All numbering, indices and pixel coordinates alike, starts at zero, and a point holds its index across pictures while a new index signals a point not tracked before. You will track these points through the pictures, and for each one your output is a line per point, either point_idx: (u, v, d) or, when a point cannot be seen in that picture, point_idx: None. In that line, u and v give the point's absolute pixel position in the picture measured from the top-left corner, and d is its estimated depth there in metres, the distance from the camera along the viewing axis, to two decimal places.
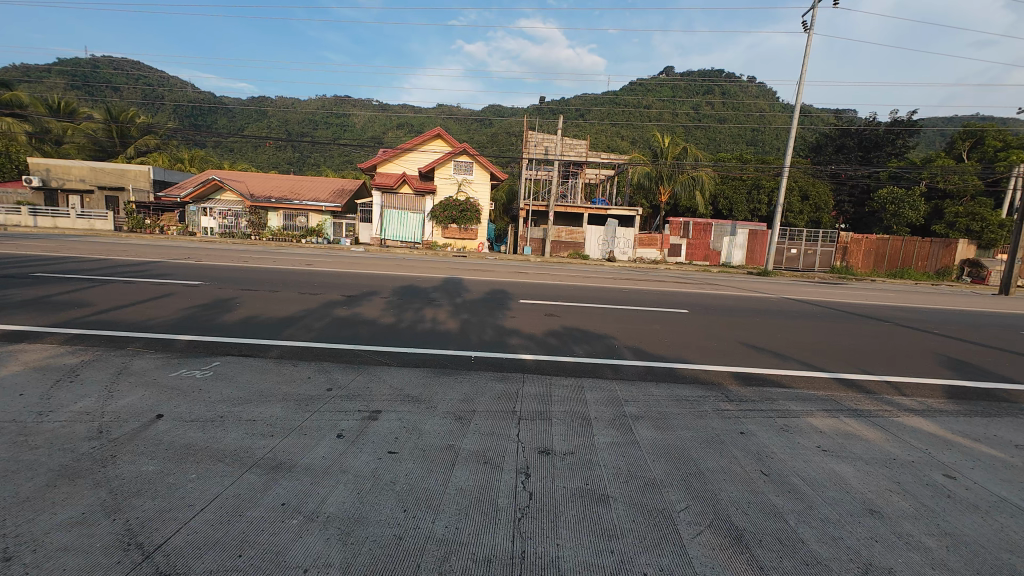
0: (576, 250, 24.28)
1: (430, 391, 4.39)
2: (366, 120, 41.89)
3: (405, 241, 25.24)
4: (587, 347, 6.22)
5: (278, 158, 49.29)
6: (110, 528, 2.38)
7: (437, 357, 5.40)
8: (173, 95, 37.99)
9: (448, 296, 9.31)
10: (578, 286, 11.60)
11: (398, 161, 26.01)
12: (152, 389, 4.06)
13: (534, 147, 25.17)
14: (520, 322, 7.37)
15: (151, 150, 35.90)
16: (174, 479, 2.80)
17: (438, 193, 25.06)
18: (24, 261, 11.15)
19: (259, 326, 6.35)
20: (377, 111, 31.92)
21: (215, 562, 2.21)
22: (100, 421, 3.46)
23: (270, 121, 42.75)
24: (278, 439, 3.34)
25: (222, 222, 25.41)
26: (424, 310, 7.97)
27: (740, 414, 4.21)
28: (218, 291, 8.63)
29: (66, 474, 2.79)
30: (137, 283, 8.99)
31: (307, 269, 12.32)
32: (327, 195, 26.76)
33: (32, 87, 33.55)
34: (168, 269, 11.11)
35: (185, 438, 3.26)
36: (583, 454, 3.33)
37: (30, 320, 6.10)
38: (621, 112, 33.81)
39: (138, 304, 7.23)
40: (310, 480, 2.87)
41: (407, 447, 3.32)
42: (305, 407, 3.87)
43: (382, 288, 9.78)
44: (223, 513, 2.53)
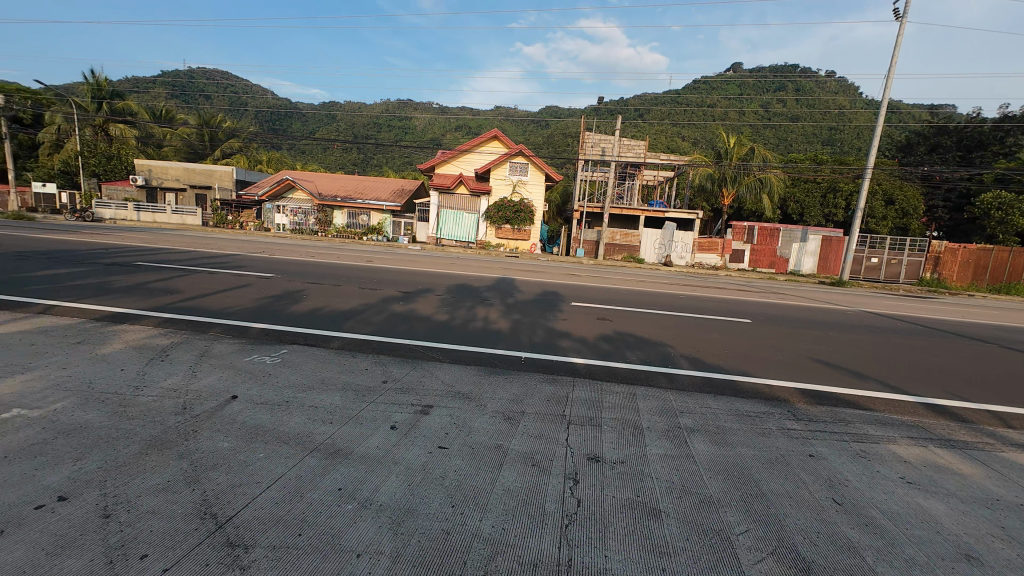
0: (630, 253, 23.68)
1: (480, 389, 4.44)
2: (426, 123, 43.27)
3: (460, 241, 25.74)
4: (641, 353, 6.03)
5: (344, 159, 52.06)
6: (190, 497, 2.59)
7: (488, 357, 5.45)
8: (255, 101, 41.37)
9: (500, 296, 9.38)
10: (632, 291, 11.33)
11: (456, 161, 26.65)
12: (228, 371, 4.43)
13: (590, 148, 24.84)
14: (572, 325, 7.31)
15: (235, 152, 39.19)
16: (245, 456, 3.02)
17: (493, 194, 25.40)
18: (127, 251, 12.57)
19: (322, 318, 6.74)
20: (438, 112, 32.82)
21: (278, 537, 2.35)
22: (184, 397, 3.82)
23: (338, 124, 45.63)
24: (336, 426, 3.51)
25: (293, 218, 27.25)
26: (476, 308, 8.11)
27: (809, 435, 3.89)
28: (288, 283, 9.26)
29: (155, 443, 3.10)
30: (218, 274, 9.85)
31: (367, 265, 12.91)
32: (388, 195, 27.98)
33: (142, 97, 37.91)
34: (247, 261, 12.11)
35: (256, 419, 3.52)
36: (633, 464, 3.23)
37: (131, 304, 6.87)
38: (682, 111, 32.69)
39: (220, 293, 7.93)
40: (365, 468, 2.99)
41: (456, 444, 3.37)
42: (361, 397, 4.04)
43: (436, 286, 10.07)
44: (286, 493, 2.69)
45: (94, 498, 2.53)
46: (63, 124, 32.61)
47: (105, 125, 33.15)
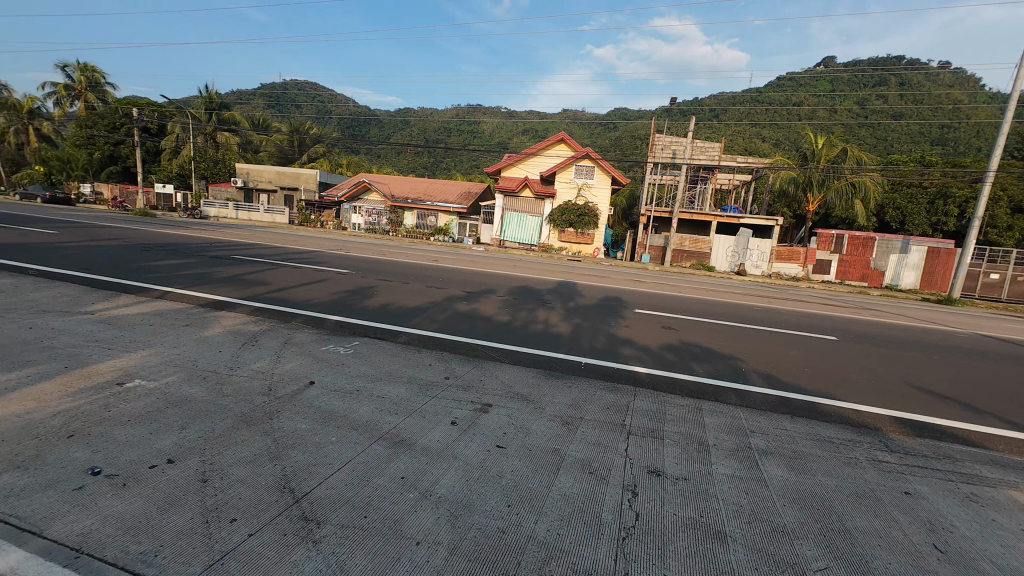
0: (699, 260, 22.55)
1: (539, 391, 4.44)
2: (494, 127, 44.13)
3: (522, 243, 25.95)
4: (709, 366, 5.72)
5: (416, 163, 54.45)
6: (273, 470, 2.85)
7: (547, 360, 5.44)
8: (339, 109, 44.56)
9: (561, 300, 9.34)
10: (701, 300, 10.78)
11: (522, 165, 26.91)
12: (308, 358, 4.81)
13: (660, 151, 24.04)
14: (635, 333, 7.09)
15: (319, 156, 42.47)
16: (319, 438, 3.25)
17: (558, 197, 25.36)
18: (228, 246, 14.07)
19: (391, 313, 7.10)
20: (506, 117, 33.37)
21: (347, 517, 2.50)
22: (270, 380, 4.20)
23: (412, 129, 47.84)
24: (401, 418, 3.68)
25: (368, 218, 28.98)
26: (537, 311, 8.13)
27: (904, 470, 3.47)
28: (361, 279, 9.87)
29: (245, 419, 3.43)
30: (302, 268, 10.73)
31: (433, 264, 13.42)
32: (455, 197, 28.88)
33: (244, 107, 42.28)
34: (326, 257, 13.07)
35: (330, 404, 3.79)
36: (697, 482, 3.06)
37: (229, 293, 7.68)
38: (763, 111, 30.59)
39: (302, 286, 8.63)
40: (426, 460, 3.11)
41: (513, 444, 3.40)
42: (424, 391, 4.21)
43: (499, 287, 10.23)
44: (354, 476, 2.86)
45: (195, 464, 2.85)
46: (181, 133, 37.21)
47: (214, 133, 37.36)
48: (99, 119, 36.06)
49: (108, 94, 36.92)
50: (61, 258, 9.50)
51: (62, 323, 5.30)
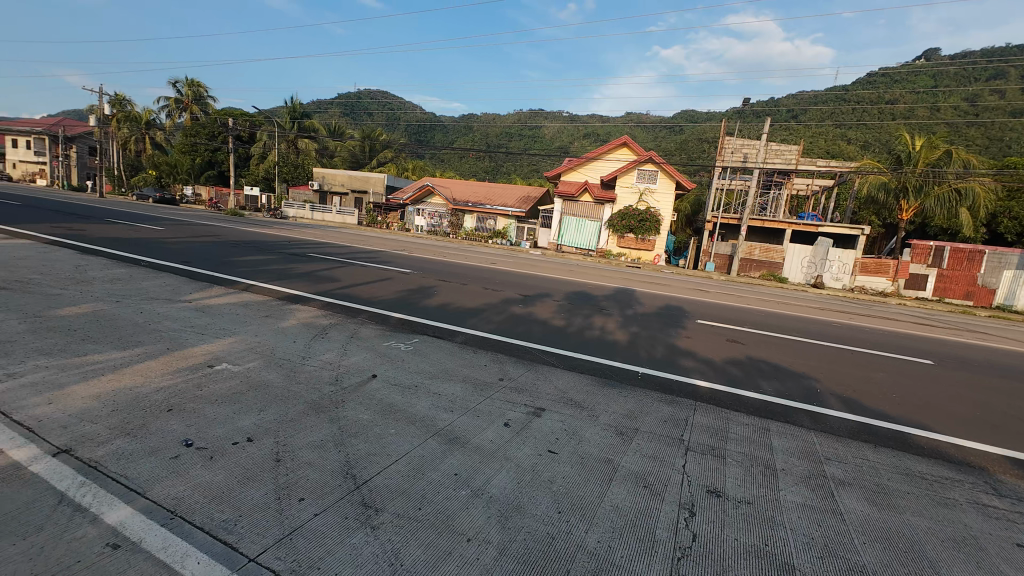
0: (770, 271, 21.12)
1: (593, 399, 4.37)
2: (555, 131, 44.10)
3: (580, 248, 25.68)
4: (778, 385, 5.32)
5: (477, 168, 55.65)
6: (336, 456, 3.03)
7: (602, 367, 5.33)
8: (407, 116, 46.62)
9: (618, 307, 9.12)
10: (772, 313, 10.05)
11: (582, 169, 26.70)
12: (371, 353, 5.07)
13: (730, 154, 22.80)
14: (697, 345, 6.76)
15: (387, 161, 44.67)
16: (380, 430, 3.41)
17: (618, 202, 24.87)
18: (305, 244, 15.20)
19: (449, 313, 7.30)
20: (568, 121, 33.22)
21: (402, 507, 2.60)
22: (337, 371, 4.47)
23: (474, 134, 48.96)
24: (456, 415, 3.77)
25: (430, 221, 30.04)
26: (593, 317, 8.00)
27: (1015, 518, 3.02)
28: (422, 279, 10.24)
29: (314, 407, 3.68)
30: (369, 267, 11.35)
31: (491, 267, 13.64)
32: (514, 201, 29.21)
33: (323, 116, 45.48)
34: (391, 257, 13.72)
35: (391, 398, 3.96)
36: (763, 508, 2.86)
37: (304, 288, 8.28)
38: (850, 110, 28.06)
39: (368, 284, 9.11)
40: (479, 458, 3.16)
41: (566, 450, 3.37)
42: (478, 391, 4.28)
43: (555, 291, 10.19)
44: (410, 469, 2.97)
45: (271, 444, 3.09)
46: (267, 140, 40.79)
47: (296, 140, 40.55)
48: (201, 128, 40.40)
49: (210, 106, 41.25)
50: (166, 251, 10.72)
51: (165, 309, 5.97)
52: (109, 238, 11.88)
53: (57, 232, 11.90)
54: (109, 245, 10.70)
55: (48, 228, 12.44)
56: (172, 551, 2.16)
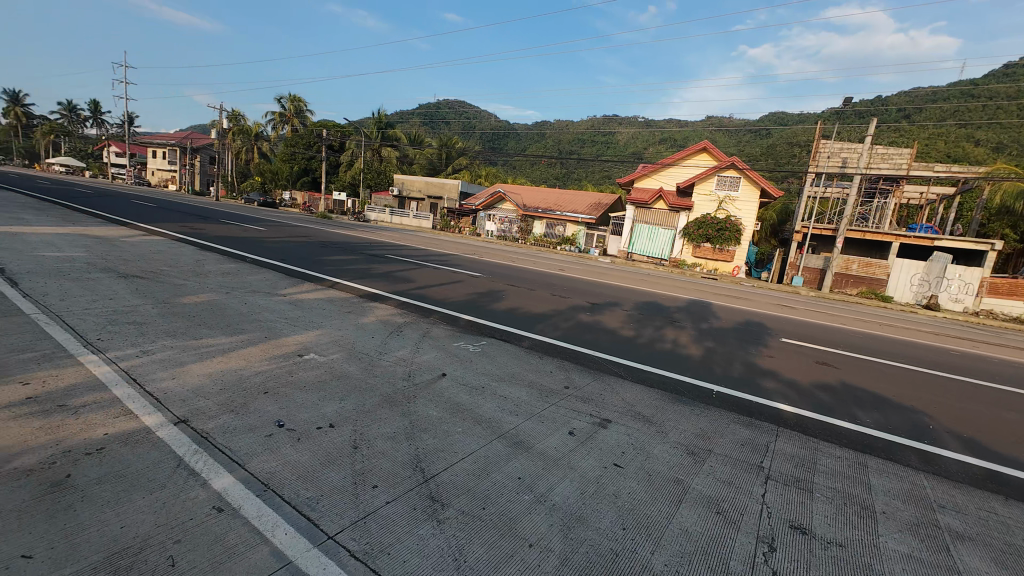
0: (870, 288, 18.92)
1: (663, 415, 4.18)
2: (629, 137, 43.04)
3: (652, 257, 24.82)
4: (879, 416, 4.73)
5: (548, 174, 55.84)
6: (407, 449, 3.17)
7: (672, 382, 5.10)
8: (482, 125, 48.04)
9: (692, 320, 8.66)
10: (873, 335, 8.97)
11: (657, 176, 25.83)
12: (442, 352, 5.27)
13: (825, 159, 20.80)
14: (781, 365, 6.22)
15: (461, 168, 46.33)
16: (447, 428, 3.52)
17: (695, 210, 23.68)
18: (384, 246, 16.18)
19: (517, 318, 7.38)
20: (644, 126, 32.28)
21: (467, 505, 2.66)
22: (410, 368, 4.70)
23: (547, 141, 49.21)
24: (521, 420, 3.79)
25: (500, 226, 30.66)
26: (665, 329, 7.67)
27: None
28: (492, 283, 10.47)
29: (388, 400, 3.89)
30: (442, 269, 11.83)
31: (559, 273, 13.60)
32: (584, 208, 28.93)
33: (405, 125, 48.29)
34: (462, 261, 14.19)
35: (459, 397, 4.09)
36: (857, 554, 2.56)
37: (383, 287, 8.80)
38: (980, 107, 24.36)
39: (441, 286, 9.48)
40: (543, 465, 3.15)
41: (632, 465, 3.25)
42: (544, 397, 4.27)
43: (624, 301, 9.92)
44: (476, 468, 3.03)
45: (349, 431, 3.32)
46: (355, 149, 44.09)
47: (380, 148, 43.40)
48: (299, 139, 44.62)
49: (307, 119, 45.52)
50: (268, 250, 11.95)
51: (266, 301, 6.66)
52: (223, 236, 13.50)
53: (183, 231, 13.75)
54: (223, 243, 12.15)
55: (177, 227, 14.44)
56: (265, 520, 2.39)
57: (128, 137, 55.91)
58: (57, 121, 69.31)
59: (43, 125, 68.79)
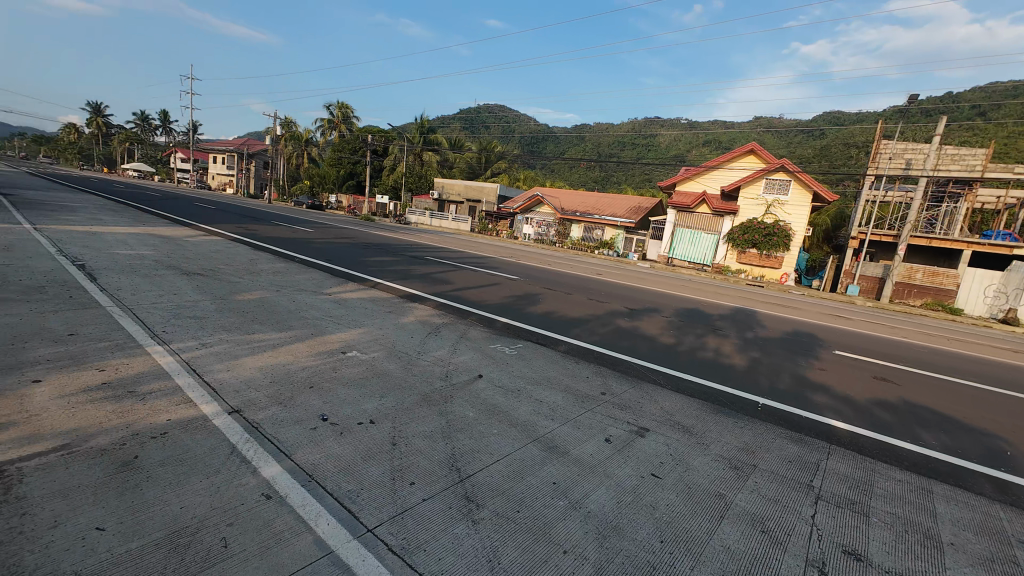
0: (936, 299, 17.53)
1: (705, 426, 4.04)
2: (671, 139, 42.02)
3: (693, 262, 24.08)
4: (946, 438, 4.37)
5: (587, 178, 55.31)
6: (442, 448, 3.23)
7: (714, 393, 4.91)
8: (521, 129, 48.32)
9: (737, 328, 8.32)
10: (939, 350, 8.29)
11: (701, 179, 25.09)
12: (478, 353, 5.33)
13: (887, 160, 19.50)
14: (834, 379, 5.86)
15: (500, 171, 46.76)
16: (482, 428, 3.55)
17: (740, 214, 22.80)
18: (423, 248, 16.53)
19: (553, 322, 7.34)
20: (688, 128, 31.41)
21: (501, 507, 2.67)
22: (447, 368, 4.77)
23: (586, 144, 48.81)
24: (556, 424, 3.77)
25: (537, 229, 30.69)
26: (707, 337, 7.41)
27: None
28: (528, 286, 10.48)
29: (426, 398, 3.98)
30: (479, 271, 11.96)
31: (596, 278, 13.43)
32: (623, 212, 28.47)
33: (446, 130, 49.24)
34: (499, 263, 14.29)
35: (495, 399, 4.11)
36: None
37: (421, 288, 8.99)
38: None
39: (478, 288, 9.58)
40: (578, 471, 3.12)
41: (671, 476, 3.16)
42: (580, 403, 4.24)
43: (664, 307, 9.67)
44: (511, 471, 3.04)
45: (388, 428, 3.41)
46: (398, 154, 45.41)
47: (421, 153, 44.44)
48: (346, 144, 46.41)
49: (354, 125, 47.32)
50: (315, 250, 12.52)
51: (312, 299, 6.97)
52: (275, 237, 14.24)
53: (239, 231, 14.62)
54: (275, 244, 12.82)
55: (234, 228, 15.37)
56: (309, 510, 2.49)
57: (192, 144, 60.13)
58: (132, 130, 75.45)
59: (120, 133, 75.08)
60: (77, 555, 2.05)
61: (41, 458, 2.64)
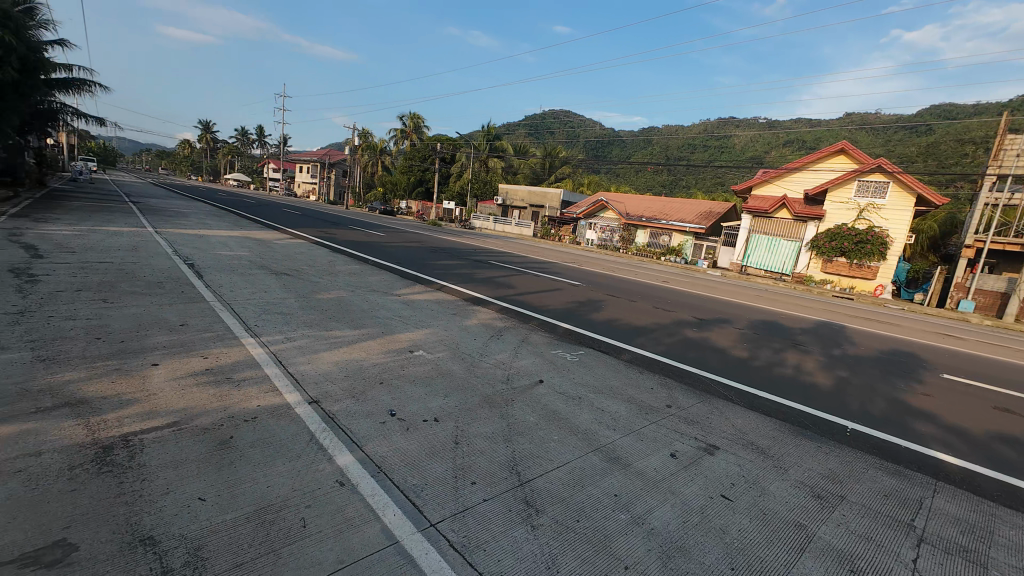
0: None
1: (783, 448, 3.73)
2: (748, 140, 39.52)
3: (771, 271, 22.42)
4: None
5: (654, 182, 53.53)
6: (502, 451, 3.25)
7: (794, 413, 4.52)
8: (586, 133, 47.90)
9: (822, 344, 7.60)
10: None
11: (781, 182, 23.38)
12: (539, 359, 5.32)
13: (1013, 157, 17.08)
14: (941, 407, 5.17)
15: (564, 177, 46.63)
16: (542, 434, 3.54)
17: (827, 219, 20.90)
18: (487, 252, 16.86)
19: (617, 329, 7.15)
20: (767, 128, 29.33)
21: (560, 515, 2.64)
22: (509, 371, 4.82)
23: (654, 148, 47.30)
24: (619, 435, 3.67)
25: (600, 235, 30.21)
26: (786, 352, 6.85)
27: None
28: (591, 292, 10.33)
29: (487, 401, 4.04)
30: (541, 276, 12.00)
31: (662, 285, 12.92)
32: (693, 217, 27.23)
33: (511, 136, 50.07)
34: (561, 269, 14.22)
35: (555, 405, 4.09)
36: None
37: (485, 292, 9.18)
38: None
39: (540, 293, 9.60)
40: (641, 485, 3.01)
41: (743, 500, 2.95)
42: (643, 414, 4.09)
43: (737, 318, 9.09)
44: (571, 479, 3.00)
45: (451, 427, 3.51)
46: (464, 161, 46.89)
47: (487, 159, 45.56)
48: (417, 153, 48.74)
49: (424, 134, 49.57)
50: (386, 253, 13.23)
51: (384, 300, 7.37)
52: (352, 241, 15.27)
53: (321, 235, 15.84)
54: (351, 247, 13.72)
55: (317, 232, 16.70)
56: (377, 500, 2.62)
57: (283, 155, 66.20)
58: (234, 144, 84.63)
59: (225, 147, 84.44)
60: (183, 520, 2.31)
61: (156, 432, 3.02)
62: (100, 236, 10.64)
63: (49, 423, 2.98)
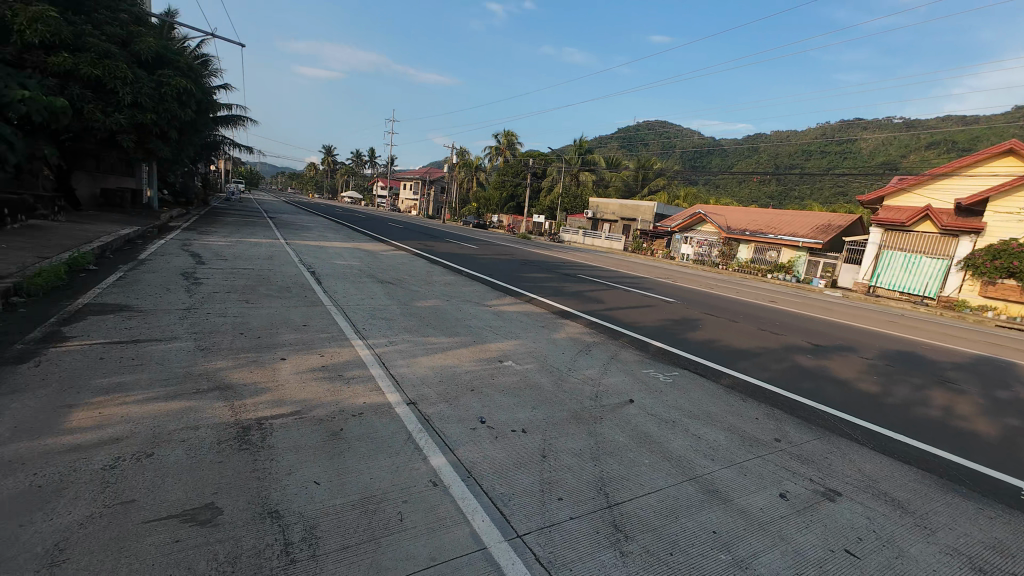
0: None
1: (927, 505, 3.15)
2: (879, 144, 34.68)
3: (908, 293, 19.27)
4: None
5: (759, 193, 49.19)
6: (589, 469, 3.18)
7: (942, 464, 3.80)
8: (683, 144, 45.81)
9: (981, 384, 6.30)
10: None
11: (923, 190, 20.16)
12: (630, 377, 5.12)
13: None
14: None
15: (658, 189, 44.92)
16: (632, 457, 3.38)
17: (988, 234, 17.36)
18: (576, 266, 16.78)
19: (716, 351, 6.65)
20: (904, 129, 25.55)
21: (651, 545, 2.49)
22: (597, 388, 4.70)
23: (760, 156, 43.58)
24: (718, 466, 3.38)
25: (697, 249, 28.48)
26: (930, 390, 5.81)
27: None
28: (687, 310, 9.75)
29: (575, 416, 3.98)
30: (631, 291, 11.63)
31: (770, 305, 11.74)
32: (807, 230, 24.56)
33: (603, 150, 49.61)
34: (653, 284, 13.63)
35: (647, 428, 3.90)
36: None
37: (573, 305, 9.12)
38: None
39: (631, 308, 9.29)
40: (744, 524, 2.74)
41: (874, 558, 2.54)
42: (748, 446, 3.72)
43: (865, 346, 7.93)
44: (663, 508, 2.82)
45: (539, 440, 3.52)
46: (555, 175, 47.46)
47: (578, 173, 45.59)
48: (510, 169, 50.58)
49: (518, 151, 51.13)
50: (479, 265, 13.80)
51: (476, 310, 7.66)
52: (448, 253, 16.18)
53: (420, 247, 17.04)
54: (446, 258, 14.54)
55: (417, 244, 18.01)
56: (467, 504, 2.71)
57: (390, 173, 72.56)
58: (350, 166, 94.77)
59: (343, 168, 95.02)
60: (301, 500, 2.60)
61: (283, 419, 3.45)
62: (245, 245, 12.54)
63: (205, 401, 3.56)
